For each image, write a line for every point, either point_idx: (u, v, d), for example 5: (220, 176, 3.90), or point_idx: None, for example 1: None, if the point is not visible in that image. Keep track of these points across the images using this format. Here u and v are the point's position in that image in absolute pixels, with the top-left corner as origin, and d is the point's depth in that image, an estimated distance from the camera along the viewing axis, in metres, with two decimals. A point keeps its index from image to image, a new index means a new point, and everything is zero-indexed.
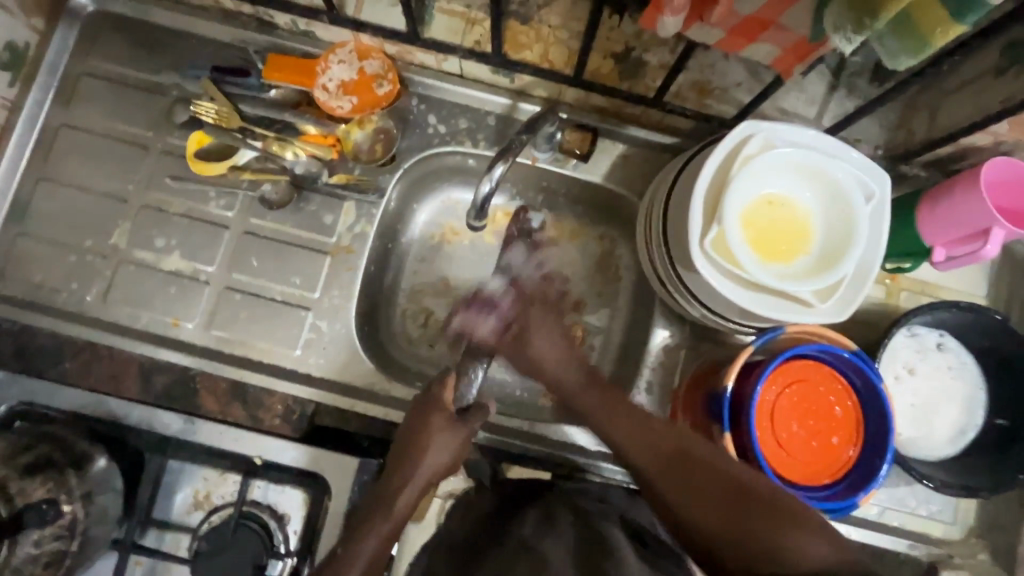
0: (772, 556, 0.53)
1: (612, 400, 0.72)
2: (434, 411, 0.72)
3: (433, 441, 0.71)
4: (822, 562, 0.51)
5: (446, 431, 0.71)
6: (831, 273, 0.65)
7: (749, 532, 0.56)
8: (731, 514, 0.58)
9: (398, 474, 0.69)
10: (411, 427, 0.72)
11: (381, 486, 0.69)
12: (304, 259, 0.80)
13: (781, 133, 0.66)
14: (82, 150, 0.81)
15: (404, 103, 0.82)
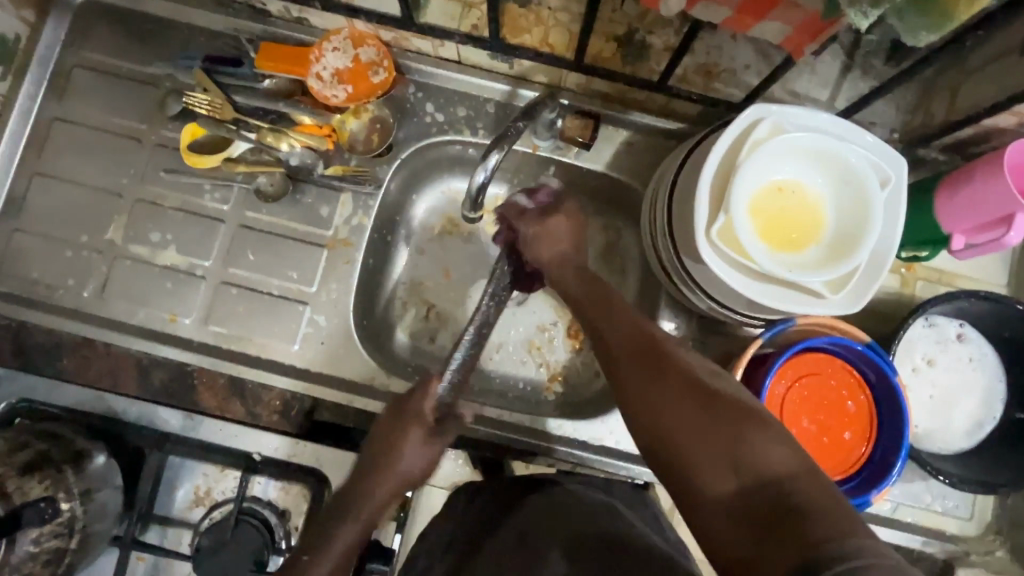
0: (722, 452, 0.44)
1: (603, 297, 0.65)
2: (411, 421, 0.66)
3: (407, 449, 0.66)
4: (780, 470, 0.42)
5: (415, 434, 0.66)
6: (844, 262, 0.62)
7: (702, 423, 0.47)
8: (691, 403, 0.48)
9: (361, 482, 0.65)
10: (386, 434, 0.66)
11: (344, 498, 0.64)
12: (302, 252, 0.78)
13: (791, 116, 0.63)
14: (76, 143, 0.80)
15: (401, 92, 0.80)
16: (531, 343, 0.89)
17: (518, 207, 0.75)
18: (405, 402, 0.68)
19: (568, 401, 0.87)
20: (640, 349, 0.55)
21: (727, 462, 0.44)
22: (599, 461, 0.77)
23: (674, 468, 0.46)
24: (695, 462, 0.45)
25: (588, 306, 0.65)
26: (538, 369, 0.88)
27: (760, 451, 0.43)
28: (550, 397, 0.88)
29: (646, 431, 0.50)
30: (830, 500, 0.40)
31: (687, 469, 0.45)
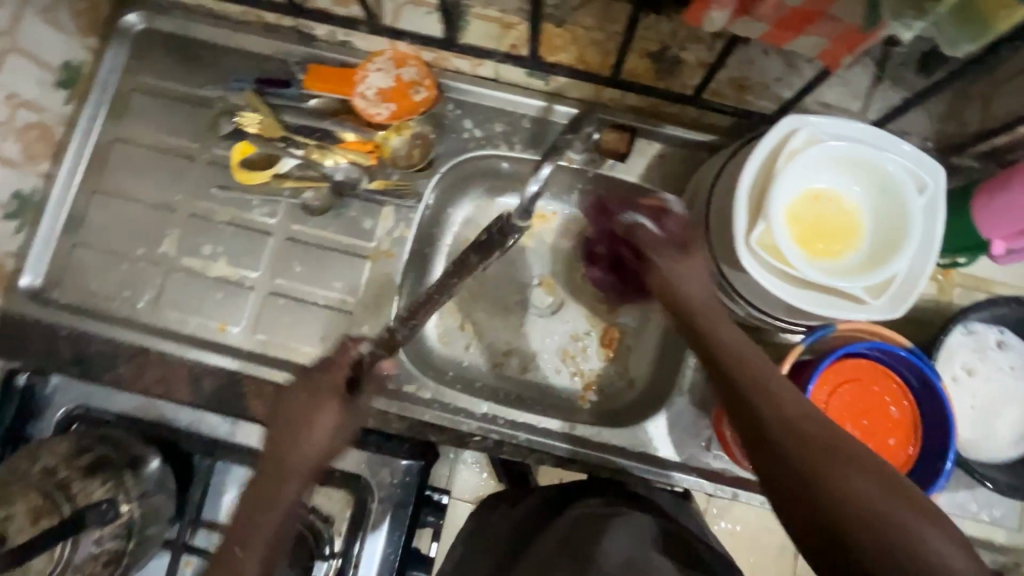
0: (859, 495, 0.44)
1: (733, 339, 0.57)
2: (328, 395, 0.61)
3: (324, 427, 0.59)
4: None
5: (314, 418, 0.60)
6: (884, 268, 0.63)
7: (879, 521, 0.42)
8: (866, 496, 0.43)
9: (252, 503, 0.57)
10: (298, 415, 0.60)
11: (234, 527, 0.56)
12: (345, 263, 0.81)
13: (827, 127, 0.65)
14: (133, 162, 0.84)
15: (441, 109, 0.84)
16: (566, 351, 0.90)
17: (639, 225, 0.66)
18: (298, 392, 0.61)
19: (603, 409, 0.88)
20: (794, 426, 0.49)
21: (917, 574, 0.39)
22: (639, 469, 0.77)
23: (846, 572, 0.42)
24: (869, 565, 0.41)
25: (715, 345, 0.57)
26: (572, 377, 0.89)
27: (859, 485, 0.44)
28: (584, 405, 0.89)
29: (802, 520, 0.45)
30: None
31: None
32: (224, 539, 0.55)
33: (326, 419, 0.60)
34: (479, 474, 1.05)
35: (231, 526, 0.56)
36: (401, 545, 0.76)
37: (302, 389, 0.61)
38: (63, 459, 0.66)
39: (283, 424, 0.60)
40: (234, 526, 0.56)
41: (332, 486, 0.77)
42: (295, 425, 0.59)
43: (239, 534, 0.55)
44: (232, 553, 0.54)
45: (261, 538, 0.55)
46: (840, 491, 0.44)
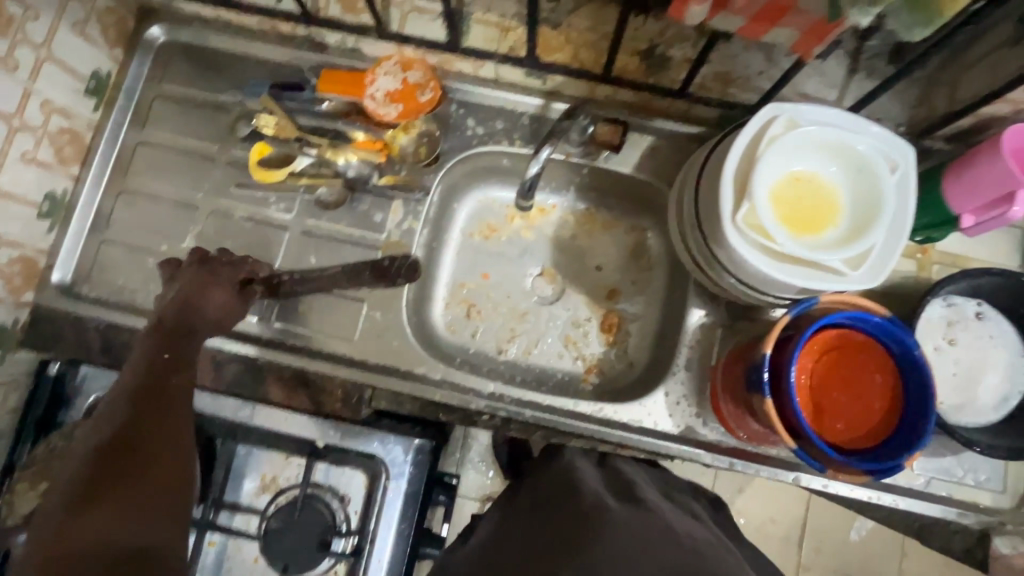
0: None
1: None
2: (218, 281, 0.73)
3: (212, 305, 0.72)
4: None
5: (211, 287, 0.72)
6: (860, 242, 0.68)
7: None
8: None
9: (147, 352, 0.66)
10: (188, 294, 0.71)
11: (132, 372, 0.64)
12: (357, 254, 0.86)
13: (803, 113, 0.70)
14: (157, 165, 0.89)
15: (445, 109, 0.89)
16: (568, 337, 0.94)
17: None
18: (179, 272, 0.74)
19: (604, 390, 0.92)
20: None
21: None
22: (640, 440, 0.81)
23: None
24: None
25: None
26: (574, 361, 0.93)
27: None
28: (587, 386, 0.93)
29: None
30: None
31: None
32: (123, 382, 0.64)
33: (220, 296, 0.72)
34: (484, 475, 1.12)
35: (127, 372, 0.65)
36: (414, 522, 0.80)
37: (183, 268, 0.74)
38: None
39: (175, 296, 0.72)
40: (131, 371, 0.65)
41: (345, 466, 0.82)
42: (186, 291, 0.71)
43: (143, 372, 0.64)
44: (146, 388, 0.63)
45: (167, 377, 0.65)
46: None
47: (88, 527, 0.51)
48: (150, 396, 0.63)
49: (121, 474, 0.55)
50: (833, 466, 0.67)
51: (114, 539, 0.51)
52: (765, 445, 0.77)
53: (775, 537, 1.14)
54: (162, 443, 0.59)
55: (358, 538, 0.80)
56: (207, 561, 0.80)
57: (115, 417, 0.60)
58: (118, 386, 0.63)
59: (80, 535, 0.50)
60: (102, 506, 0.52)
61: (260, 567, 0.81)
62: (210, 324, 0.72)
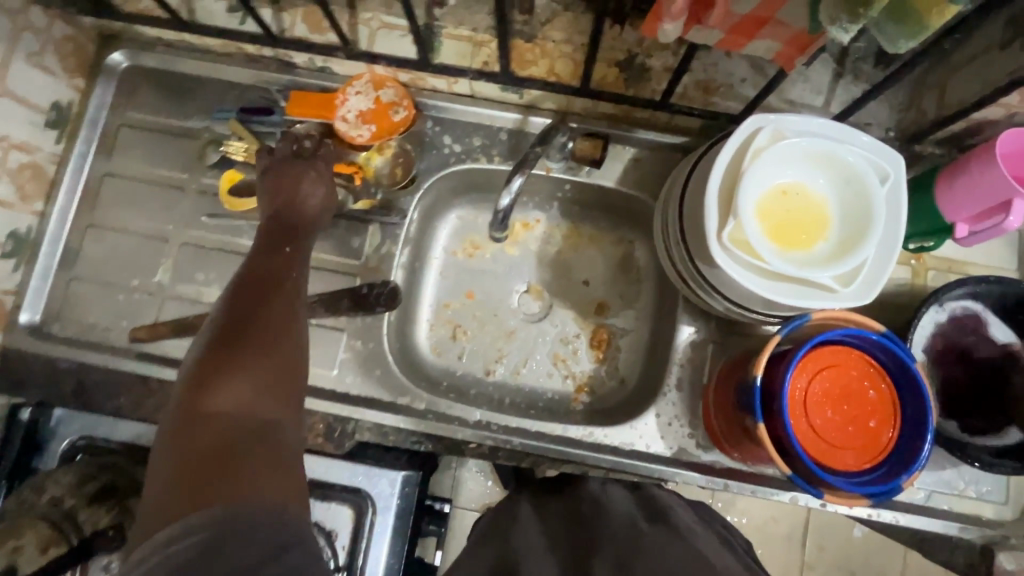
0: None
1: None
2: (311, 162, 0.74)
3: (309, 190, 0.72)
4: None
5: (312, 182, 0.73)
6: (852, 257, 0.65)
7: None
8: None
9: (272, 235, 0.68)
10: (283, 170, 0.73)
11: (285, 255, 0.65)
12: (335, 281, 0.84)
13: (788, 123, 0.67)
14: (125, 196, 0.86)
15: (421, 127, 0.86)
16: (557, 354, 0.92)
17: None
18: (278, 166, 0.73)
19: (596, 409, 0.90)
20: None
21: None
22: (631, 465, 0.79)
23: None
24: None
25: None
26: (564, 380, 0.91)
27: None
28: (578, 406, 0.90)
29: None
30: None
31: None
32: (258, 259, 0.64)
33: (319, 188, 0.73)
34: (483, 484, 1.10)
35: (269, 253, 0.65)
36: (403, 555, 0.79)
37: (276, 169, 0.73)
38: (69, 489, 0.69)
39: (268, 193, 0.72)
40: (281, 253, 0.65)
41: (330, 500, 0.78)
42: (287, 184, 0.72)
43: (279, 253, 0.66)
44: (276, 271, 0.63)
45: (260, 250, 0.65)
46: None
47: (225, 387, 0.51)
48: (259, 271, 0.62)
49: (243, 340, 0.54)
50: (829, 491, 0.65)
51: (252, 407, 0.51)
52: (759, 465, 0.75)
53: (779, 538, 1.12)
54: (277, 313, 0.58)
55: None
56: None
57: (223, 303, 0.58)
58: (248, 267, 0.63)
59: (214, 402, 0.50)
60: (234, 373, 0.52)
61: None
62: (315, 219, 0.72)
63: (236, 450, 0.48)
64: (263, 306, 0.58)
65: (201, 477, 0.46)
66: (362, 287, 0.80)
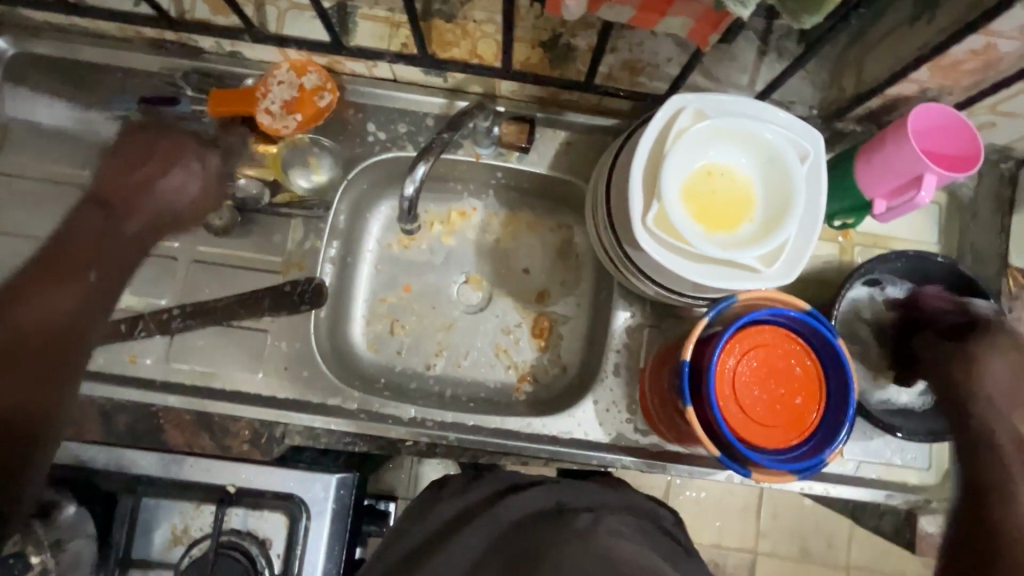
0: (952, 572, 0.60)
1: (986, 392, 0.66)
2: (176, 140, 0.73)
3: (162, 183, 0.71)
4: None
5: (176, 166, 0.72)
6: (775, 236, 0.65)
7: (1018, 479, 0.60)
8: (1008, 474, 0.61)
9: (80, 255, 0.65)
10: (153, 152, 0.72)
11: (77, 293, 0.63)
12: (258, 279, 0.79)
13: (711, 103, 0.66)
14: (20, 196, 0.79)
15: (343, 115, 0.82)
16: (498, 345, 0.90)
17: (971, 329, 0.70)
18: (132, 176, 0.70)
19: (539, 399, 0.89)
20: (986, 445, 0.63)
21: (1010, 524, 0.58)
22: (571, 453, 0.78)
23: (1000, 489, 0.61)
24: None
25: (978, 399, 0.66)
26: (507, 370, 0.89)
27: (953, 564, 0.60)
28: (520, 396, 0.89)
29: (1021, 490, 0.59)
30: None
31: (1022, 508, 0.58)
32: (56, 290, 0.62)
33: (172, 177, 0.71)
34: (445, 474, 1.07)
35: (58, 293, 0.62)
36: (342, 559, 0.76)
37: (143, 139, 0.72)
38: None
39: (109, 180, 0.69)
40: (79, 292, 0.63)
41: (263, 509, 0.75)
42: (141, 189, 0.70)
43: (74, 294, 0.63)
44: (73, 328, 0.62)
45: (76, 240, 0.66)
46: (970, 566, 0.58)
47: None
48: (50, 328, 0.60)
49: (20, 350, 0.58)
50: (757, 469, 0.66)
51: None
52: (695, 447, 0.76)
53: (735, 507, 1.14)
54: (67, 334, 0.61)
55: None
56: None
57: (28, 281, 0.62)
58: (24, 304, 0.60)
59: None
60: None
61: None
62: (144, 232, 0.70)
63: None
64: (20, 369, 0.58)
65: None
66: (284, 285, 0.77)
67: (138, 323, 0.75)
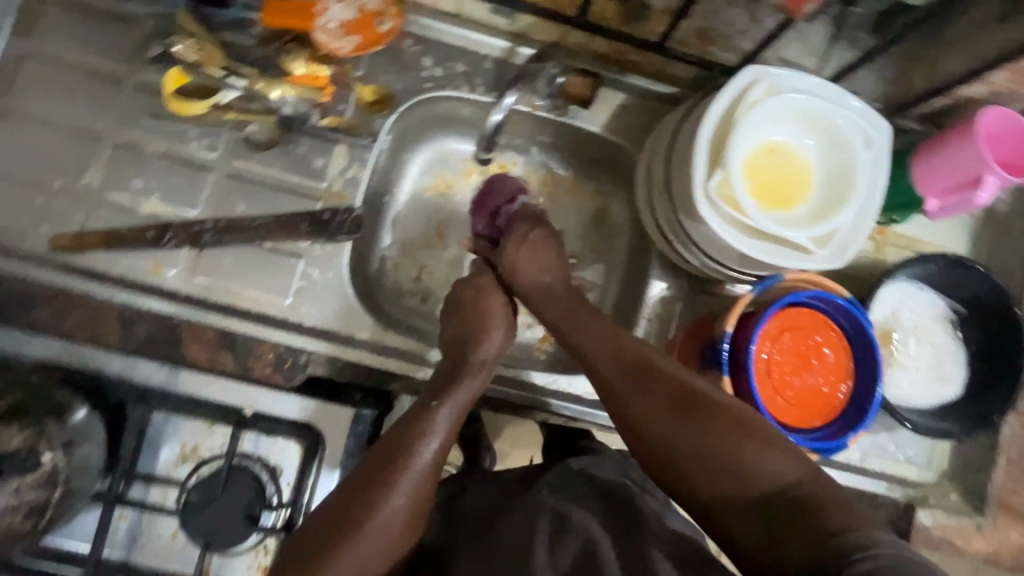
0: (820, 501, 0.49)
1: (589, 319, 0.68)
2: (491, 290, 0.75)
3: (495, 312, 0.74)
4: (782, 475, 0.52)
5: (490, 330, 0.72)
6: (830, 220, 0.65)
7: (696, 437, 0.56)
8: (683, 435, 0.57)
9: (455, 429, 0.64)
10: (480, 304, 0.74)
11: (412, 488, 0.59)
12: (295, 203, 0.77)
13: (785, 79, 0.66)
14: (45, 83, 0.74)
15: (400, 45, 0.79)
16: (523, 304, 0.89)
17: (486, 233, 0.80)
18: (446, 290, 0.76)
19: (559, 360, 0.87)
20: (624, 371, 0.63)
21: (733, 480, 0.53)
22: (592, 414, 0.80)
23: (709, 468, 0.54)
24: (701, 471, 0.55)
25: (586, 338, 0.67)
26: (529, 330, 0.88)
27: (771, 464, 0.53)
28: (540, 355, 0.88)
29: (688, 476, 0.56)
30: (723, 471, 0.54)
31: (726, 480, 0.53)
32: (417, 458, 0.60)
33: (498, 331, 0.73)
34: None
35: (403, 489, 0.58)
36: None
37: (474, 293, 0.75)
38: None
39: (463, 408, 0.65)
40: (417, 485, 0.59)
41: (277, 436, 0.75)
42: (478, 299, 0.74)
43: (403, 535, 0.58)
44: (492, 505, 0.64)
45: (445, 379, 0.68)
46: (745, 431, 0.55)
47: (397, 495, 0.58)
48: (448, 446, 0.63)
49: (429, 479, 0.60)
50: None
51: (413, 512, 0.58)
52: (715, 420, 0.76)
53: None
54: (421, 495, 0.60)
55: (291, 510, 0.72)
56: (116, 536, 0.73)
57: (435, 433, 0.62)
58: (481, 346, 0.71)
59: (390, 502, 0.57)
60: (405, 476, 0.59)
61: (180, 542, 0.74)
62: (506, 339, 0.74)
63: (342, 527, 0.55)
64: (344, 550, 0.54)
65: (324, 543, 0.54)
66: (324, 212, 0.75)
67: (168, 232, 0.73)
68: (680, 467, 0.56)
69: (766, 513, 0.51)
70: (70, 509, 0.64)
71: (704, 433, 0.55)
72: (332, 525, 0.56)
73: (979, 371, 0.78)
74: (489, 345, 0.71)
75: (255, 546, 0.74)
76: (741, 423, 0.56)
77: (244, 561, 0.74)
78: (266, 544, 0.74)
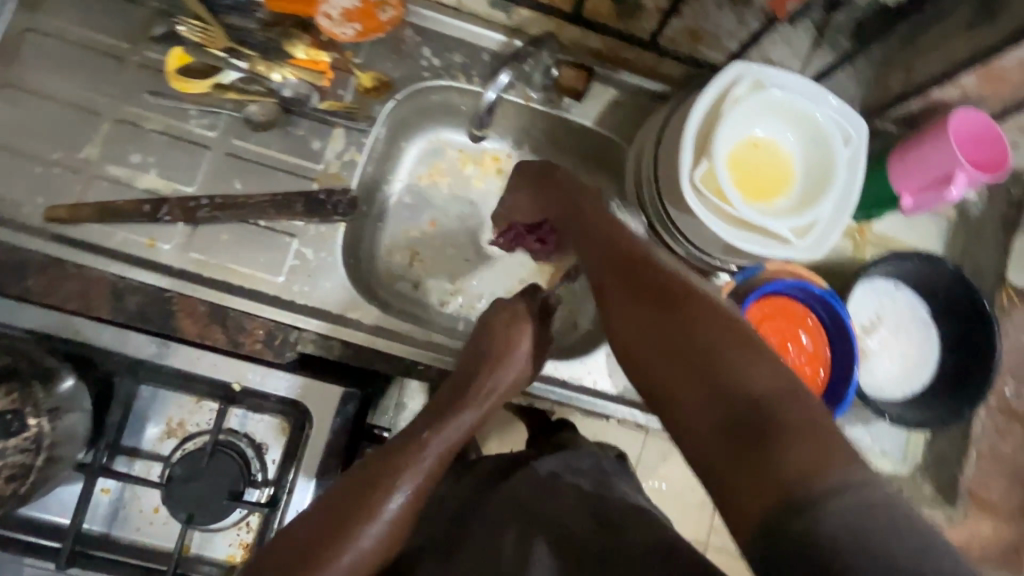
0: (795, 437, 0.40)
1: (594, 228, 0.64)
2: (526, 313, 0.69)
3: (523, 346, 0.67)
4: (767, 390, 0.43)
5: (514, 359, 0.67)
6: (810, 212, 0.68)
7: (679, 335, 0.49)
8: (665, 334, 0.50)
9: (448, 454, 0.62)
10: (506, 326, 0.68)
11: (395, 515, 0.58)
12: (291, 184, 0.78)
13: (769, 76, 0.69)
14: (49, 57, 0.75)
15: (400, 34, 0.81)
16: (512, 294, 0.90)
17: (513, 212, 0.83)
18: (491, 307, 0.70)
19: None
20: (619, 268, 0.57)
21: (710, 391, 0.45)
22: (579, 399, 0.81)
23: (688, 372, 0.47)
24: (674, 372, 0.48)
25: (587, 244, 0.63)
26: None
27: (751, 378, 0.44)
28: None
29: (663, 378, 0.49)
30: (706, 380, 0.46)
31: (702, 386, 0.46)
32: (401, 485, 0.58)
33: (521, 354, 0.67)
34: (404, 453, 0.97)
35: (386, 514, 0.57)
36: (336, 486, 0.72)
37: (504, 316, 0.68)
38: None
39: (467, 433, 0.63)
40: (397, 512, 0.58)
41: (263, 412, 0.76)
42: (501, 325, 0.68)
43: (384, 548, 0.58)
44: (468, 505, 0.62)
45: (438, 409, 0.64)
46: (739, 347, 0.46)
47: (375, 525, 0.57)
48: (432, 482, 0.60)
49: (416, 507, 0.59)
50: None
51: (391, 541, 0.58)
52: None
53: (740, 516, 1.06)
54: (399, 522, 0.58)
55: (276, 489, 0.72)
56: (98, 511, 0.72)
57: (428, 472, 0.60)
58: (503, 369, 0.66)
59: (369, 529, 0.56)
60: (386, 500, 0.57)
61: (161, 517, 0.74)
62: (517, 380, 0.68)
63: (318, 552, 0.55)
64: (322, 570, 0.54)
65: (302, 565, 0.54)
66: (320, 193, 0.77)
67: (164, 207, 0.74)
68: (653, 366, 0.50)
69: (732, 434, 0.43)
70: (54, 477, 0.64)
71: (689, 333, 0.49)
72: (305, 551, 0.55)
73: (953, 367, 0.80)
74: (505, 373, 0.66)
75: (237, 524, 0.74)
76: (739, 337, 0.47)
77: (225, 538, 0.74)
78: (249, 521, 0.74)
